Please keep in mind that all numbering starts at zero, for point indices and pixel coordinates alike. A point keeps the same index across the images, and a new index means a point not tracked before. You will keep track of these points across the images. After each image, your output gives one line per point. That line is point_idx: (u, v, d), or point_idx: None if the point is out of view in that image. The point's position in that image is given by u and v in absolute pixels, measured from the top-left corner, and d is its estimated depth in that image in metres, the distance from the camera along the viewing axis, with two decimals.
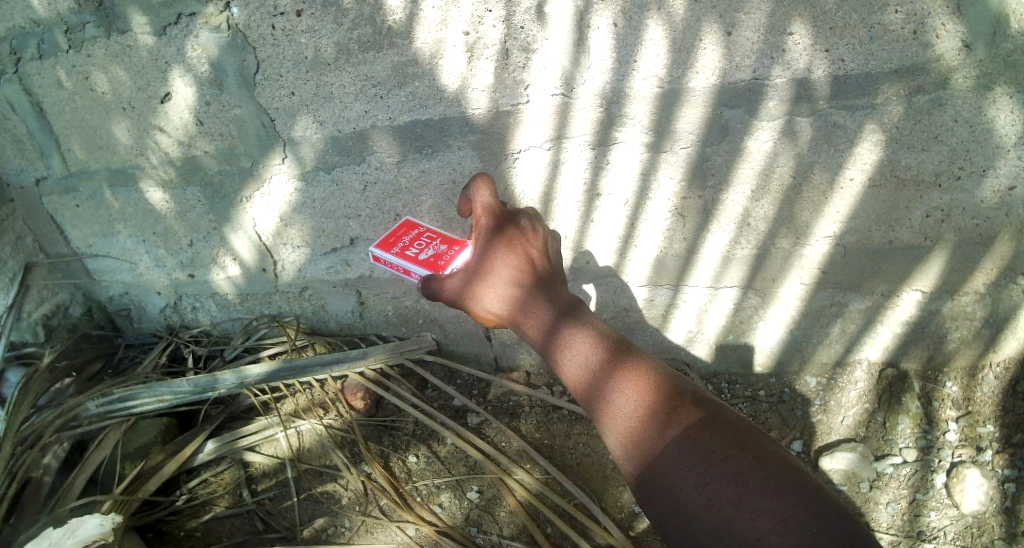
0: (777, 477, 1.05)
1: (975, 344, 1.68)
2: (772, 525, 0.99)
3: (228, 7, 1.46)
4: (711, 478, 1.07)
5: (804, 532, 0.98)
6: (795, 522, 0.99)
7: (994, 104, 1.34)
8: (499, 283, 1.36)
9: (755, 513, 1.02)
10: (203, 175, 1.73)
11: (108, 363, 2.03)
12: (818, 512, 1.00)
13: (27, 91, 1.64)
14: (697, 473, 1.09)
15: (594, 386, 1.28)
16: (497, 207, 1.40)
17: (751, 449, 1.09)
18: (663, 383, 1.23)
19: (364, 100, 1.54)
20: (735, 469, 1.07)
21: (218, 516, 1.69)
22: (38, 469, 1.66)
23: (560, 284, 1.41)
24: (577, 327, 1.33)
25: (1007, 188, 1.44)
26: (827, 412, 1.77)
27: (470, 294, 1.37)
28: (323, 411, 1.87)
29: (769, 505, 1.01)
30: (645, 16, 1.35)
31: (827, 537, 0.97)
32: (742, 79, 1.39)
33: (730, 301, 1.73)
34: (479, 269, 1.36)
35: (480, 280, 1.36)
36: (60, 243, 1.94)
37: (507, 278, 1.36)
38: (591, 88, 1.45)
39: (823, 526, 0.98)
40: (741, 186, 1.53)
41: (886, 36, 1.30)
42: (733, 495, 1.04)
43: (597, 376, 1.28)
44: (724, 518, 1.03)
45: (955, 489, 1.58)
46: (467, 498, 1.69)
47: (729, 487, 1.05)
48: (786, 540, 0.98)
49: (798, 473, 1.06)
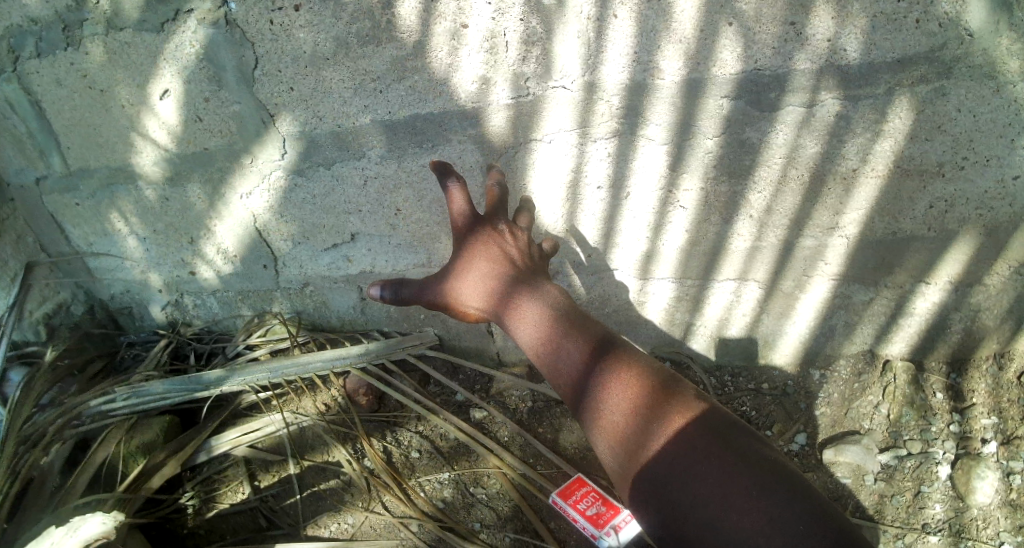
0: (763, 474, 1.03)
1: (978, 334, 1.68)
2: (759, 525, 0.98)
3: (226, 3, 1.45)
4: (696, 477, 1.07)
5: (790, 533, 0.96)
6: (781, 521, 0.97)
7: (998, 92, 1.33)
8: (481, 287, 1.44)
9: (741, 512, 1.01)
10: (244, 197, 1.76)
11: (111, 362, 2.04)
12: (804, 511, 0.98)
13: (26, 89, 1.64)
14: (681, 473, 1.09)
15: (582, 386, 1.29)
16: (473, 215, 1.42)
17: (737, 447, 1.08)
18: (650, 377, 1.24)
19: (364, 94, 1.53)
20: (720, 466, 1.06)
21: (223, 513, 1.71)
22: (41, 469, 1.66)
23: (550, 286, 1.45)
24: (566, 330, 1.36)
25: (1011, 177, 1.43)
26: (831, 404, 1.76)
27: (459, 299, 1.47)
28: (325, 408, 1.86)
29: (754, 504, 1.00)
30: (662, 5, 1.34)
31: (815, 537, 0.95)
32: (744, 70, 1.38)
33: (753, 300, 1.73)
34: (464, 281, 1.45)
35: (465, 288, 1.46)
36: (61, 242, 1.94)
37: (487, 285, 1.43)
38: (613, 83, 1.44)
39: (809, 525, 0.97)
40: (742, 178, 1.53)
41: (889, 25, 1.29)
42: (719, 494, 1.03)
43: (583, 376, 1.30)
44: (711, 516, 1.02)
45: (961, 481, 1.57)
46: (470, 493, 1.68)
47: (715, 485, 1.04)
48: (773, 540, 0.96)
49: (785, 471, 1.04)
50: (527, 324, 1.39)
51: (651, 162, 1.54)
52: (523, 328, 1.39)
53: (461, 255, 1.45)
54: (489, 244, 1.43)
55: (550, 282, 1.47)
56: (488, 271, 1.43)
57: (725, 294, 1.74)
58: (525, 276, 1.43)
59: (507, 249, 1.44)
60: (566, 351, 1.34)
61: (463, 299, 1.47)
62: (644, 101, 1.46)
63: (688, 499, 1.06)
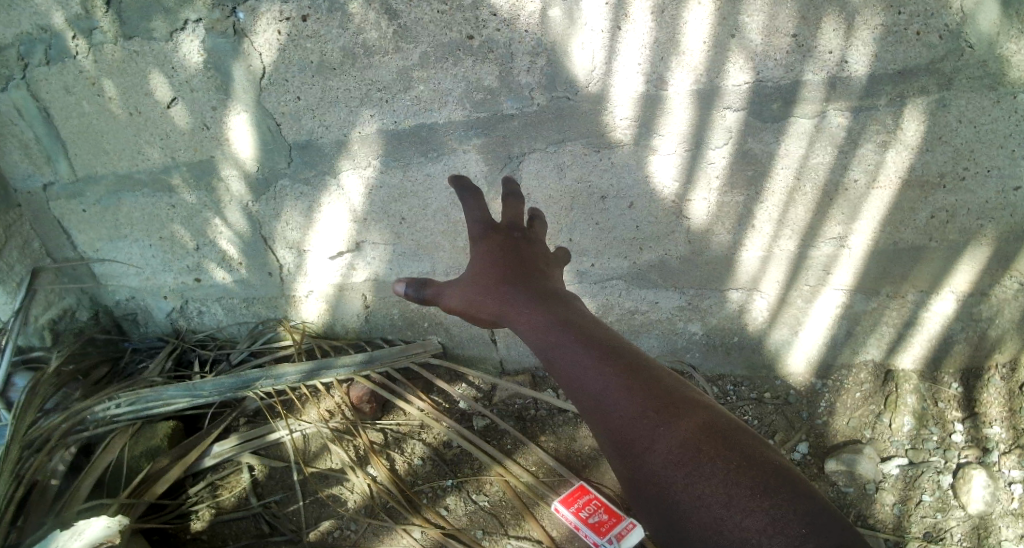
0: (765, 474, 1.02)
1: (981, 345, 1.68)
2: (763, 525, 0.97)
3: (234, 13, 1.47)
4: (700, 477, 1.04)
5: (792, 533, 0.95)
6: (783, 521, 0.96)
7: (998, 104, 1.35)
8: (494, 291, 1.28)
9: (744, 512, 0.99)
10: (313, 268, 1.88)
11: (115, 368, 2.06)
12: (807, 511, 0.97)
13: (35, 96, 1.66)
14: (686, 473, 1.06)
15: (586, 387, 1.19)
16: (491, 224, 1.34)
17: (740, 450, 1.06)
18: (656, 382, 1.18)
19: (369, 104, 1.55)
20: (724, 467, 1.04)
21: (225, 519, 1.70)
22: (44, 472, 1.67)
23: (566, 294, 1.34)
24: (573, 329, 1.25)
25: (1011, 188, 1.44)
26: (833, 414, 1.77)
27: (469, 302, 1.30)
28: (328, 416, 1.87)
29: (758, 503, 0.99)
30: (669, 17, 1.35)
31: (817, 537, 0.94)
32: (746, 82, 1.40)
33: (760, 310, 1.74)
34: (476, 283, 1.30)
35: (477, 292, 1.30)
36: (67, 248, 1.95)
37: (506, 289, 1.28)
38: (627, 94, 1.45)
39: (811, 526, 0.96)
40: (746, 188, 1.54)
41: (890, 37, 1.30)
42: (722, 495, 1.01)
43: (590, 377, 1.20)
44: (714, 516, 1.00)
45: (961, 490, 1.59)
46: (473, 501, 1.69)
47: (719, 487, 1.02)
48: (777, 539, 0.95)
49: (787, 473, 1.03)
50: (538, 325, 1.25)
51: (658, 174, 1.55)
52: (530, 325, 1.25)
53: (476, 256, 1.31)
54: (503, 251, 1.31)
55: (556, 282, 1.35)
56: (507, 273, 1.29)
57: (730, 304, 1.74)
58: (542, 283, 1.32)
59: (520, 253, 1.32)
60: (578, 351, 1.22)
61: (476, 303, 1.30)
62: (652, 112, 1.47)
63: (692, 499, 1.03)
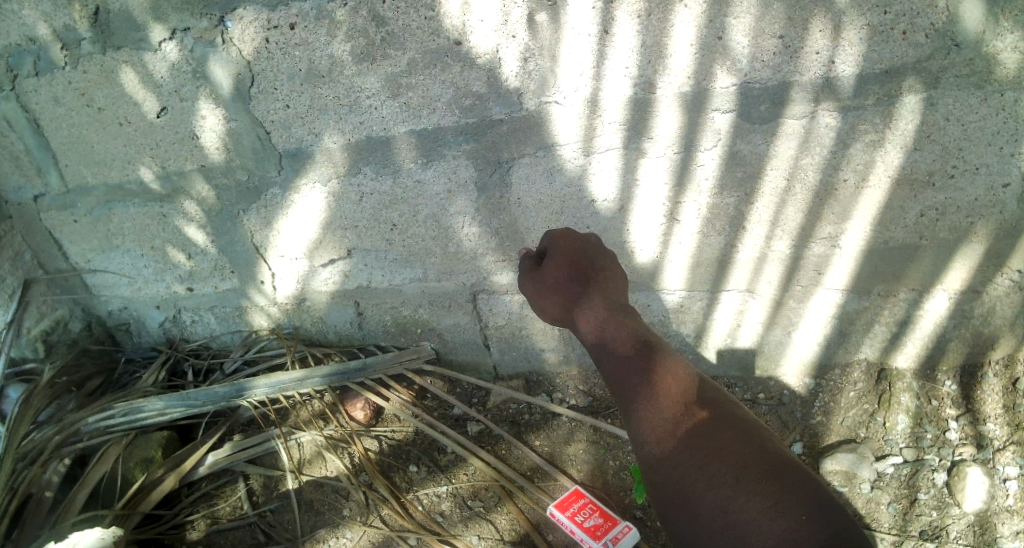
0: (774, 463, 1.06)
1: (973, 343, 1.69)
2: (766, 507, 1.00)
3: (223, 22, 1.47)
4: (712, 461, 1.08)
5: (794, 517, 0.97)
6: (787, 505, 0.99)
7: (986, 101, 1.35)
8: (558, 291, 1.33)
9: (750, 495, 1.02)
10: (277, 268, 1.87)
11: (109, 379, 2.06)
12: (813, 500, 0.99)
13: (24, 107, 1.65)
14: (700, 459, 1.10)
15: (629, 386, 1.24)
16: (574, 241, 1.40)
17: (755, 442, 1.10)
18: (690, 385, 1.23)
19: (359, 111, 1.55)
20: (736, 454, 1.08)
21: (220, 529, 1.69)
22: (39, 485, 1.67)
23: (631, 308, 1.36)
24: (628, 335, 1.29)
25: (1000, 185, 1.45)
26: (827, 413, 1.78)
27: (540, 300, 1.36)
28: (322, 423, 1.87)
29: (761, 491, 1.02)
30: (657, 20, 1.35)
31: (818, 522, 0.96)
32: (733, 83, 1.40)
33: (764, 307, 1.73)
34: (545, 285, 1.34)
35: (546, 293, 1.34)
36: (59, 259, 1.94)
37: (574, 289, 1.32)
38: (618, 97, 1.45)
39: (814, 512, 0.98)
40: (735, 190, 1.54)
41: (876, 37, 1.31)
42: (731, 479, 1.05)
43: (633, 375, 1.24)
44: (722, 500, 1.04)
45: (956, 488, 1.60)
46: (467, 506, 1.69)
47: (729, 471, 1.06)
48: (777, 525, 0.98)
49: (797, 466, 1.06)
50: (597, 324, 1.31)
51: (649, 176, 1.55)
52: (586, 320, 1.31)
53: (552, 262, 1.36)
54: (567, 255, 1.36)
55: (622, 294, 1.37)
56: (576, 276, 1.34)
57: (727, 304, 1.74)
58: (609, 292, 1.34)
59: (589, 262, 1.37)
60: (626, 353, 1.27)
61: (545, 300, 1.35)
62: (640, 116, 1.47)
63: (702, 483, 1.07)
